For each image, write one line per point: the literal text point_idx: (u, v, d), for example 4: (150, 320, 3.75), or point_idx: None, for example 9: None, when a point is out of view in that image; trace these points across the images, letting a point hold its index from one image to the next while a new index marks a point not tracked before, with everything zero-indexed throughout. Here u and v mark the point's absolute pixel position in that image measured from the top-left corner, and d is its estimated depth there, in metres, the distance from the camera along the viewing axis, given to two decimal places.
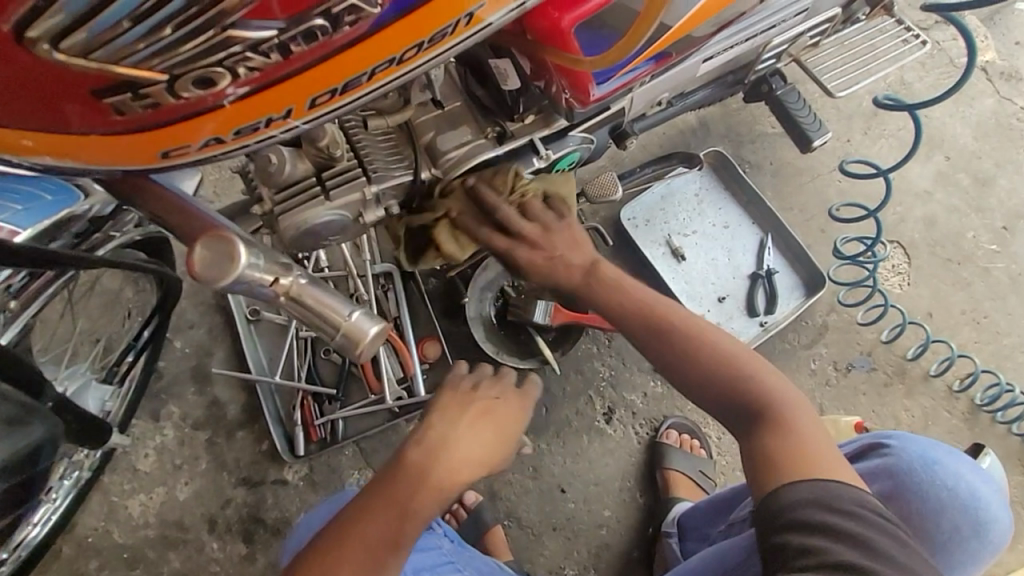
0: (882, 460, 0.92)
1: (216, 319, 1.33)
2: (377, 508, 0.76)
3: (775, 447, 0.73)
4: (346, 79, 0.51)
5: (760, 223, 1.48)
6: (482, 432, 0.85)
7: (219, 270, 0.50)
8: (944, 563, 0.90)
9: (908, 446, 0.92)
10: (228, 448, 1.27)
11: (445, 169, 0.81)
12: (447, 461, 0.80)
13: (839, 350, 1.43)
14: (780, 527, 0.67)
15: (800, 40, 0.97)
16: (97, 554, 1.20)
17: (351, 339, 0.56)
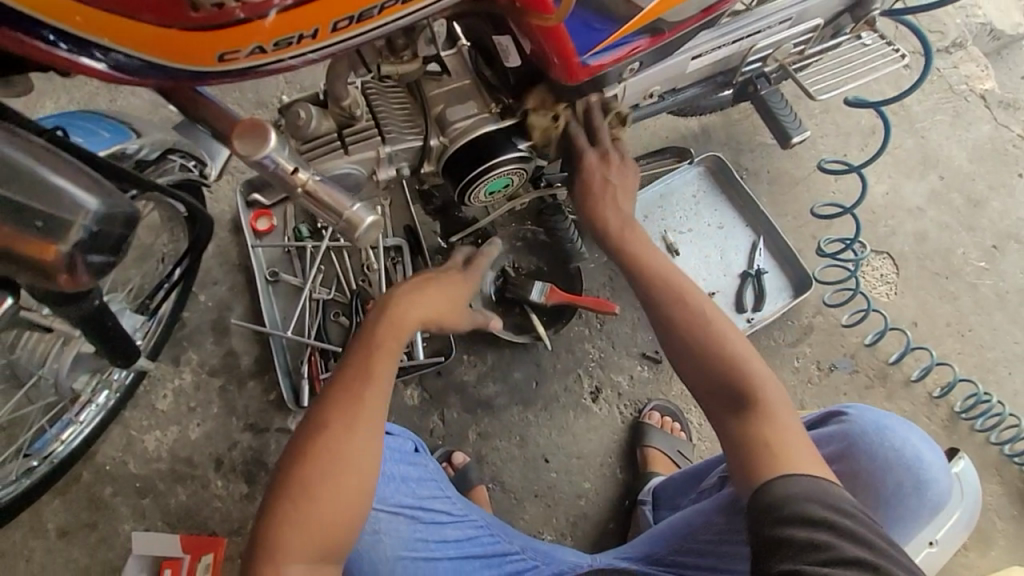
0: (837, 426, 0.97)
1: (239, 277, 1.45)
2: (360, 356, 0.84)
3: (769, 435, 0.81)
4: (363, 8, 0.63)
5: (753, 226, 1.55)
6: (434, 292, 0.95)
7: (255, 145, 0.62)
8: (890, 520, 0.94)
9: (864, 413, 0.97)
10: (238, 395, 1.38)
11: (452, 136, 0.91)
12: (405, 307, 0.90)
13: (822, 350, 1.49)
14: (776, 522, 0.73)
15: (783, 47, 1.06)
16: (113, 481, 1.30)
17: (351, 224, 0.67)
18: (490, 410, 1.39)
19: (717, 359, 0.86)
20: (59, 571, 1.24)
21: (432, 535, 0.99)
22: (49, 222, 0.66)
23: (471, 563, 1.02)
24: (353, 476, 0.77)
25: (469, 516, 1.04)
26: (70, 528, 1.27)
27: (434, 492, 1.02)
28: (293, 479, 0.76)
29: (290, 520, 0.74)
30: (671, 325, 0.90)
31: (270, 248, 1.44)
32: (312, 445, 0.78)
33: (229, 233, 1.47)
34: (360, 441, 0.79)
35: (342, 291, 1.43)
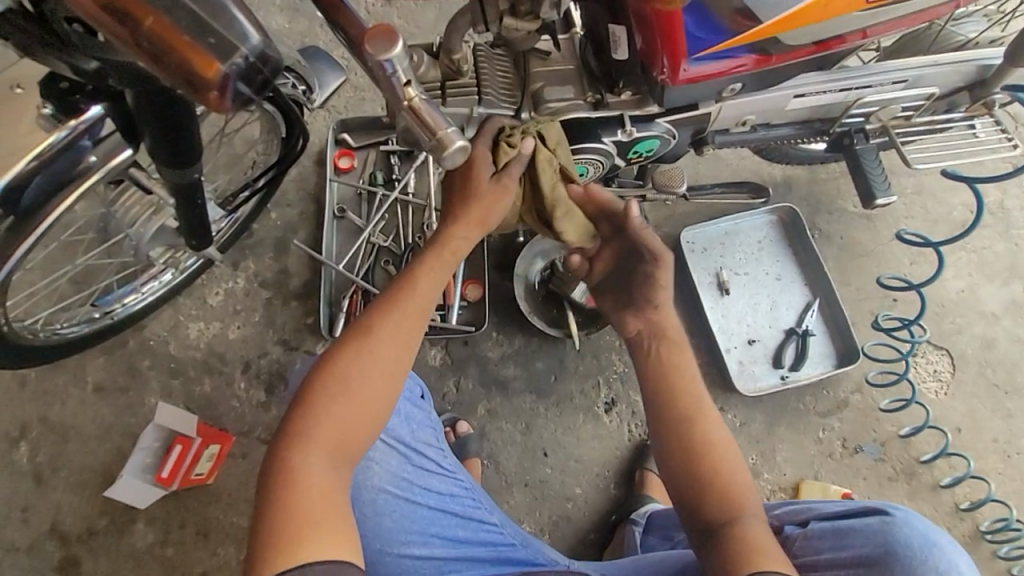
0: (878, 525, 0.86)
1: (309, 205, 1.54)
2: (409, 276, 0.87)
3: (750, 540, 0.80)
4: None
5: (811, 286, 1.52)
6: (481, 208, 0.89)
7: (382, 46, 0.58)
8: None
9: (913, 521, 0.86)
10: (280, 310, 1.46)
11: (543, 114, 0.96)
12: (458, 229, 0.87)
13: (852, 429, 1.43)
14: None
15: (892, 107, 1.04)
16: (152, 355, 1.40)
17: (441, 144, 0.66)
18: (505, 390, 1.42)
19: (711, 496, 0.85)
20: (86, 421, 1.35)
21: (419, 480, 0.99)
22: (224, 43, 0.51)
23: (448, 518, 1.00)
24: (384, 377, 0.82)
25: (456, 474, 1.04)
26: (105, 386, 1.37)
27: (429, 439, 1.03)
28: (329, 369, 0.81)
29: (321, 404, 0.79)
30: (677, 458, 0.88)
31: (344, 186, 1.53)
32: (353, 345, 0.82)
33: (313, 163, 1.57)
34: (396, 349, 0.83)
35: (398, 242, 1.50)
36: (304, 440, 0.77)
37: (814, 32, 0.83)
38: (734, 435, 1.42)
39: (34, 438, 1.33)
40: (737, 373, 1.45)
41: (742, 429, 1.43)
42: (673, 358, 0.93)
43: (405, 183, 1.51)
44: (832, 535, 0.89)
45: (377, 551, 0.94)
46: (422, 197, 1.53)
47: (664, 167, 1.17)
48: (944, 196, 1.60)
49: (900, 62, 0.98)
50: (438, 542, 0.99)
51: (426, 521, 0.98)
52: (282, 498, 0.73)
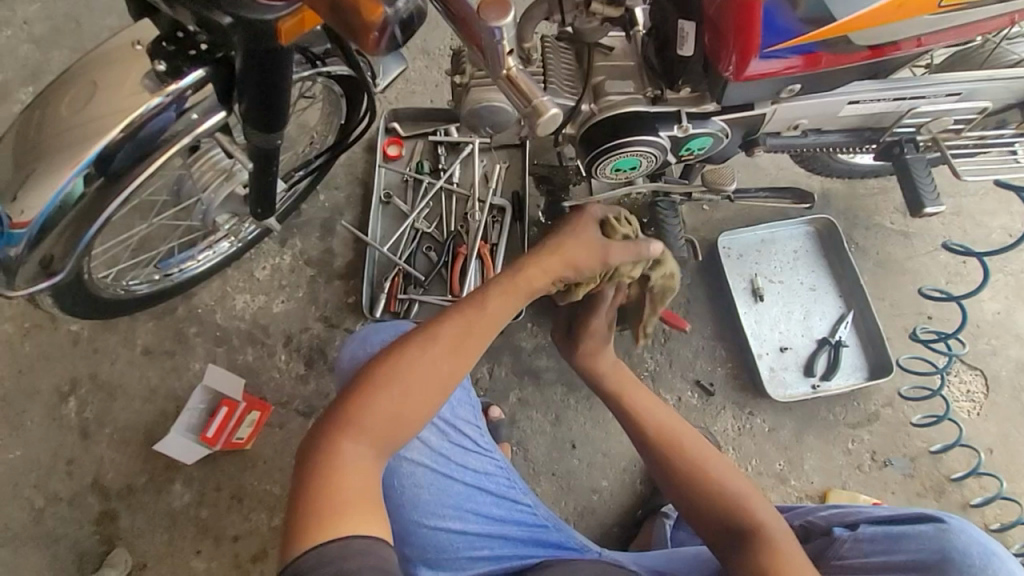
0: (935, 532, 0.82)
1: (356, 190, 1.59)
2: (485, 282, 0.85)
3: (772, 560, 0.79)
4: None
5: (845, 298, 1.53)
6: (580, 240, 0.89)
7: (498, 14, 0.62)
8: None
9: (966, 527, 0.82)
10: (323, 288, 1.50)
11: (603, 106, 0.99)
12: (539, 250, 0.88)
13: (881, 443, 1.42)
14: None
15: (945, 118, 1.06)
16: (200, 323, 1.45)
17: (537, 111, 0.72)
18: (537, 380, 1.44)
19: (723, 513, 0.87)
20: (132, 381, 1.40)
21: (456, 458, 1.02)
22: None
23: (483, 496, 1.03)
24: (439, 383, 0.79)
25: (492, 452, 1.06)
26: (153, 349, 1.42)
27: (468, 416, 1.06)
28: (388, 365, 0.78)
29: (373, 398, 0.76)
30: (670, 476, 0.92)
31: (392, 173, 1.58)
32: (415, 338, 0.80)
33: (362, 150, 1.63)
34: (457, 355, 0.80)
35: (440, 230, 1.54)
36: (351, 429, 0.75)
37: (879, 33, 0.86)
38: (762, 441, 1.43)
39: (83, 394, 1.38)
40: (768, 379, 1.45)
41: (770, 435, 1.43)
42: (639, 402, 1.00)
43: (450, 173, 1.57)
44: (885, 539, 0.84)
45: (415, 522, 0.98)
46: (466, 188, 1.58)
47: (716, 166, 1.21)
48: (984, 217, 1.61)
49: (955, 75, 1.00)
50: (472, 518, 1.01)
51: (461, 496, 1.01)
52: (321, 478, 0.72)
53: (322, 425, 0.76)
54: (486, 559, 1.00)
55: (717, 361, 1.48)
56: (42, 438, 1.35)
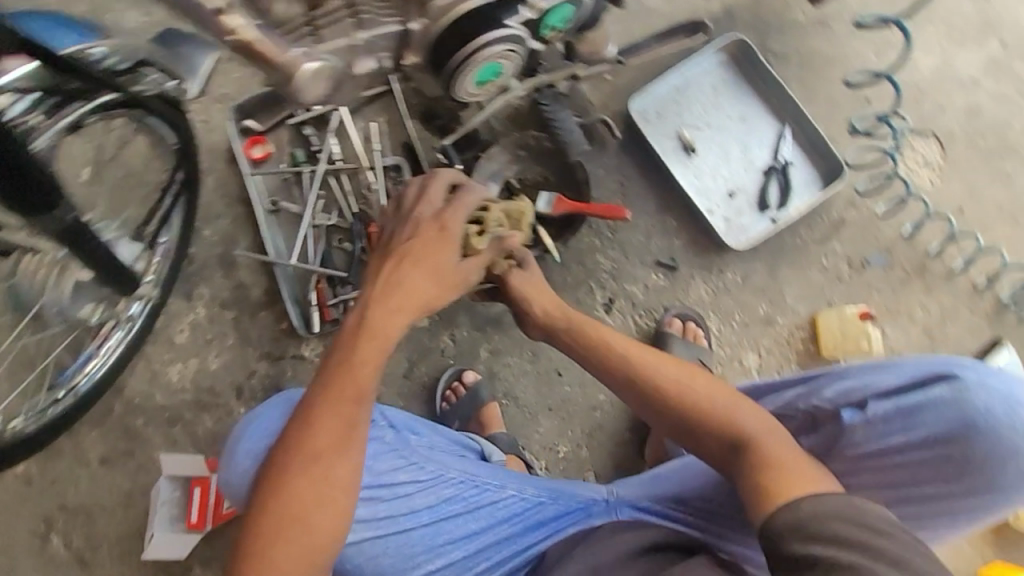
0: (953, 397, 0.74)
1: (239, 210, 1.42)
2: (331, 358, 0.85)
3: (770, 479, 0.79)
4: None
5: (779, 115, 1.42)
6: (415, 274, 0.88)
7: None
8: (985, 504, 0.76)
9: (985, 379, 0.74)
10: (252, 326, 1.38)
11: (435, 16, 0.81)
12: (376, 303, 0.86)
13: (854, 247, 1.37)
14: (798, 534, 0.73)
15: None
16: (144, 411, 1.35)
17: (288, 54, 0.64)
18: (501, 326, 1.36)
19: (706, 429, 0.86)
20: (106, 494, 1.32)
21: (399, 510, 0.88)
22: None
23: (452, 523, 0.91)
24: (338, 479, 0.80)
25: (443, 476, 0.92)
26: (111, 456, 1.33)
27: (396, 463, 0.90)
28: (279, 495, 0.78)
29: (288, 534, 0.77)
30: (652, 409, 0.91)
31: (268, 176, 1.39)
32: (291, 447, 0.80)
33: (225, 164, 1.42)
34: (331, 438, 0.80)
35: (344, 216, 1.38)
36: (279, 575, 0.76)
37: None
38: (739, 293, 1.38)
39: (62, 526, 1.31)
40: (726, 231, 1.38)
41: (745, 284, 1.38)
42: (593, 336, 0.97)
43: (328, 151, 1.38)
44: (898, 417, 0.76)
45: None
46: (351, 160, 1.40)
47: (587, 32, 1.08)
48: None
49: None
50: (452, 546, 0.91)
51: (429, 536, 0.89)
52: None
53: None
54: (489, 568, 0.92)
55: (671, 233, 1.40)
56: None
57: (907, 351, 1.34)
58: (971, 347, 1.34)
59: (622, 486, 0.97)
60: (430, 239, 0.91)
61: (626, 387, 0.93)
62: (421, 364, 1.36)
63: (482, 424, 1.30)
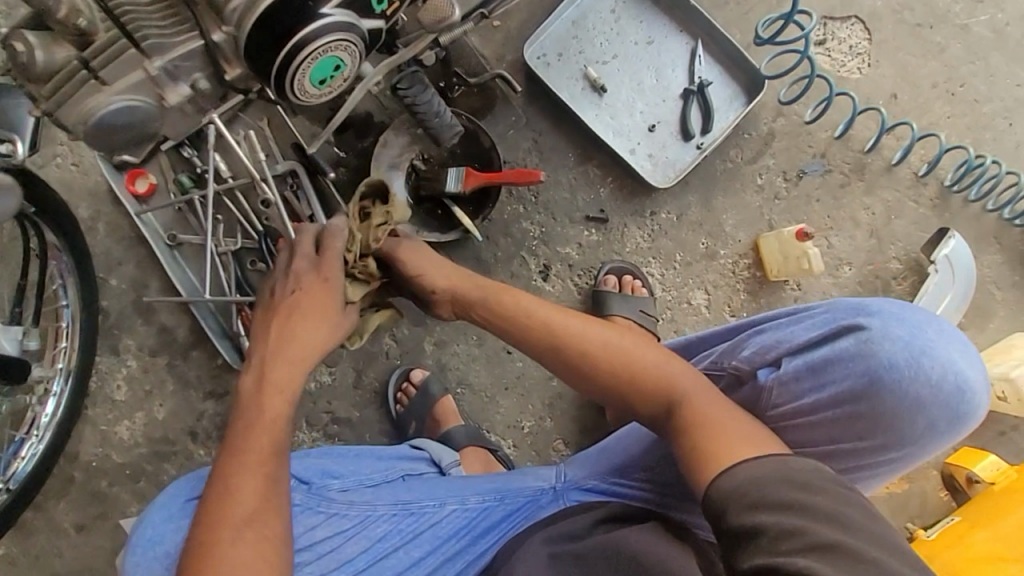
0: (859, 349, 0.72)
1: (142, 251, 1.34)
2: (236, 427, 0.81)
3: (702, 440, 0.75)
4: None
5: (687, 29, 1.30)
6: (305, 323, 0.87)
7: None
8: (903, 455, 0.75)
9: (891, 328, 0.72)
10: (188, 367, 1.34)
11: (235, 22, 0.72)
12: (274, 357, 0.85)
13: (788, 159, 1.29)
14: (745, 504, 0.68)
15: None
16: (105, 473, 1.32)
17: None
18: None
19: (635, 393, 0.83)
20: (91, 558, 1.32)
21: (330, 565, 0.85)
22: None
23: (392, 559, 0.87)
24: (265, 545, 0.75)
25: (373, 513, 0.89)
26: (85, 522, 1.32)
27: (314, 520, 0.86)
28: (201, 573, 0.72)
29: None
30: (582, 379, 0.87)
31: (161, 210, 1.30)
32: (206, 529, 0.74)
33: (114, 206, 1.34)
34: (251, 505, 0.76)
35: (249, 236, 1.30)
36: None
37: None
38: (677, 232, 1.30)
39: None
40: (651, 169, 1.30)
41: (681, 222, 1.30)
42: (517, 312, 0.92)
43: (215, 169, 1.24)
44: (809, 375, 0.75)
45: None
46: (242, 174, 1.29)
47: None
48: None
49: None
50: None
51: None
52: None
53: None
54: None
55: (596, 182, 1.31)
56: None
57: (858, 257, 1.28)
58: (923, 239, 1.28)
59: (569, 469, 0.94)
60: (317, 284, 0.89)
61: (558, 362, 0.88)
62: (369, 372, 1.29)
63: (437, 421, 1.25)
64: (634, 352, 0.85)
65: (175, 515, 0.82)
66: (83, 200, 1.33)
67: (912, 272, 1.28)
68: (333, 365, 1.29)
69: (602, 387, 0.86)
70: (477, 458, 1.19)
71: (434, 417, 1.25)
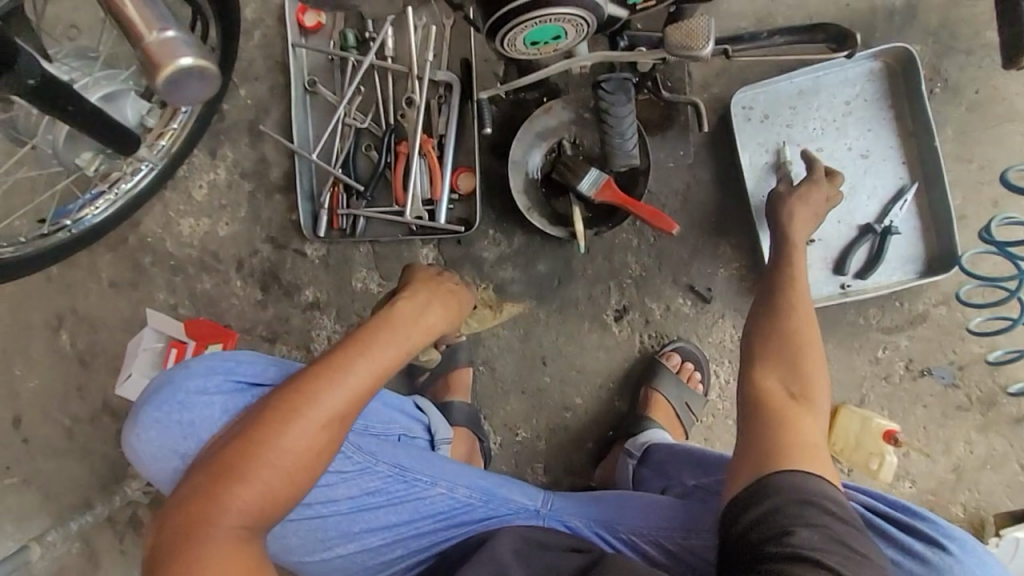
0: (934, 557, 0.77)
1: (280, 79, 1.33)
2: (362, 337, 0.79)
3: (799, 429, 0.76)
4: None
5: (911, 165, 1.15)
6: (448, 305, 0.88)
7: None
8: None
9: (968, 567, 0.77)
10: (265, 205, 1.36)
11: None
12: (420, 309, 0.84)
13: (923, 350, 1.17)
14: (799, 493, 0.69)
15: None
16: (153, 253, 1.38)
17: None
18: (502, 295, 1.27)
19: (799, 358, 0.83)
20: (108, 314, 1.40)
21: (316, 497, 0.87)
22: None
23: (369, 512, 0.89)
24: (330, 447, 0.74)
25: (370, 467, 0.89)
26: (118, 282, 1.39)
27: None
28: (269, 438, 0.72)
29: (252, 472, 0.71)
30: (774, 319, 0.87)
31: (315, 52, 1.27)
32: (290, 407, 0.73)
33: (278, 23, 1.32)
34: (339, 412, 0.74)
35: (378, 122, 1.26)
36: (223, 514, 0.69)
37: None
38: None
39: (71, 327, 1.39)
40: None
41: None
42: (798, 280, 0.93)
43: (381, 43, 1.23)
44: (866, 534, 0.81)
45: (299, 560, 0.90)
46: (404, 61, 1.24)
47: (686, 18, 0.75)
48: None
49: None
50: (367, 534, 0.89)
51: (343, 523, 0.88)
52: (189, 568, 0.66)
53: (185, 517, 0.69)
54: (403, 555, 0.91)
55: (720, 260, 1.22)
56: (46, 369, 1.40)
57: (926, 483, 1.16)
58: (1003, 506, 1.15)
59: (556, 504, 0.93)
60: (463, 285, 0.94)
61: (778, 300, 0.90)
62: None
63: (446, 387, 1.24)
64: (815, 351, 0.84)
65: (208, 390, 0.83)
66: (253, 2, 1.31)
67: (970, 529, 1.15)
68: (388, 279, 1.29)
69: (770, 346, 0.85)
70: (463, 445, 1.19)
71: (444, 387, 1.24)
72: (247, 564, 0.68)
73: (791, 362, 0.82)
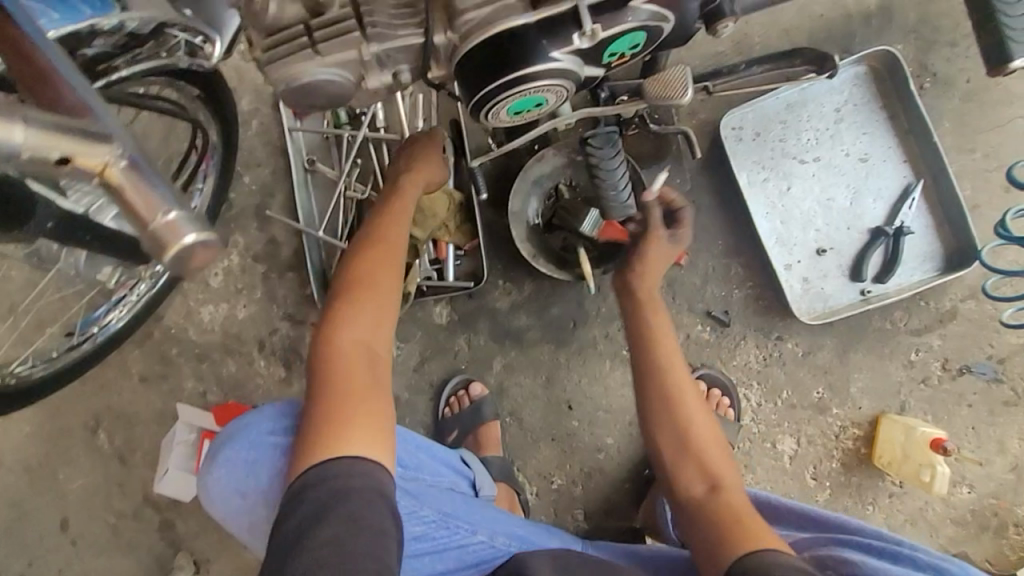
0: None
1: (281, 161, 1.38)
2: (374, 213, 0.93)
3: (729, 510, 0.81)
4: None
5: (914, 163, 1.14)
6: (424, 163, 0.95)
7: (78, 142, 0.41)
8: None
9: None
10: (279, 284, 1.39)
11: (463, 33, 0.66)
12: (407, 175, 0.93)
13: (957, 348, 1.14)
14: None
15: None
16: (178, 344, 1.42)
17: None
18: (519, 343, 1.27)
19: (686, 426, 0.89)
20: (141, 408, 1.43)
21: None
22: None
23: (419, 560, 0.88)
24: (389, 290, 0.86)
25: (416, 514, 0.89)
26: (148, 376, 1.43)
27: None
28: (344, 305, 0.83)
29: (356, 308, 0.83)
30: (655, 401, 0.92)
31: (310, 133, 1.32)
32: (352, 268, 0.86)
33: (273, 110, 1.37)
34: (384, 265, 0.87)
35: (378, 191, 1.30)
36: (330, 368, 0.80)
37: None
38: (794, 368, 1.19)
39: (107, 426, 1.42)
40: (799, 294, 1.17)
41: (805, 359, 1.18)
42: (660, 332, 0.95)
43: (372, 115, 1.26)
44: None
45: None
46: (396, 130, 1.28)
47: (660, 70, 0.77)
48: None
49: None
50: None
51: None
52: (320, 404, 0.79)
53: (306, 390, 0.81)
54: None
55: (733, 281, 1.20)
56: (88, 470, 1.42)
57: (986, 486, 1.13)
58: None
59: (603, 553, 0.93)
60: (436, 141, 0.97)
61: (645, 379, 0.93)
62: (434, 364, 1.29)
63: (477, 442, 1.24)
64: (695, 405, 0.91)
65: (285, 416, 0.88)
66: (247, 93, 1.37)
67: None
68: (404, 341, 1.29)
69: (661, 434, 0.90)
70: (504, 500, 1.18)
71: (475, 443, 1.24)
72: (363, 398, 0.79)
73: (685, 443, 0.88)
